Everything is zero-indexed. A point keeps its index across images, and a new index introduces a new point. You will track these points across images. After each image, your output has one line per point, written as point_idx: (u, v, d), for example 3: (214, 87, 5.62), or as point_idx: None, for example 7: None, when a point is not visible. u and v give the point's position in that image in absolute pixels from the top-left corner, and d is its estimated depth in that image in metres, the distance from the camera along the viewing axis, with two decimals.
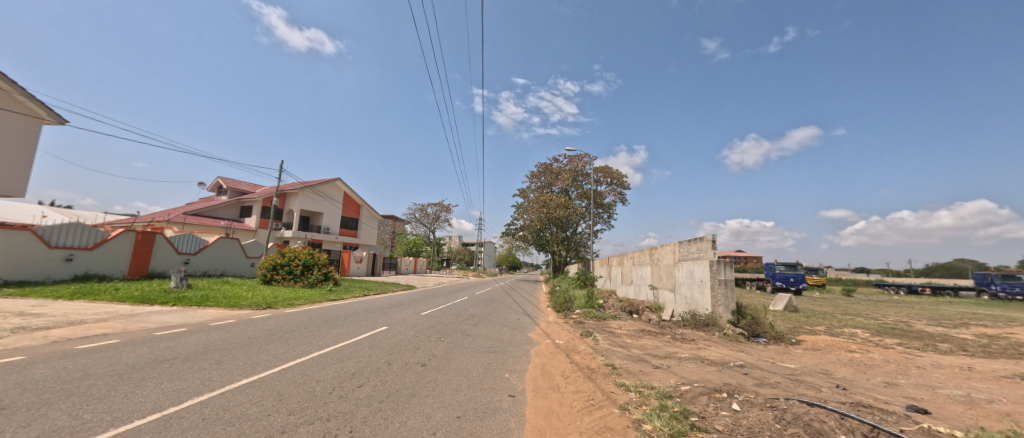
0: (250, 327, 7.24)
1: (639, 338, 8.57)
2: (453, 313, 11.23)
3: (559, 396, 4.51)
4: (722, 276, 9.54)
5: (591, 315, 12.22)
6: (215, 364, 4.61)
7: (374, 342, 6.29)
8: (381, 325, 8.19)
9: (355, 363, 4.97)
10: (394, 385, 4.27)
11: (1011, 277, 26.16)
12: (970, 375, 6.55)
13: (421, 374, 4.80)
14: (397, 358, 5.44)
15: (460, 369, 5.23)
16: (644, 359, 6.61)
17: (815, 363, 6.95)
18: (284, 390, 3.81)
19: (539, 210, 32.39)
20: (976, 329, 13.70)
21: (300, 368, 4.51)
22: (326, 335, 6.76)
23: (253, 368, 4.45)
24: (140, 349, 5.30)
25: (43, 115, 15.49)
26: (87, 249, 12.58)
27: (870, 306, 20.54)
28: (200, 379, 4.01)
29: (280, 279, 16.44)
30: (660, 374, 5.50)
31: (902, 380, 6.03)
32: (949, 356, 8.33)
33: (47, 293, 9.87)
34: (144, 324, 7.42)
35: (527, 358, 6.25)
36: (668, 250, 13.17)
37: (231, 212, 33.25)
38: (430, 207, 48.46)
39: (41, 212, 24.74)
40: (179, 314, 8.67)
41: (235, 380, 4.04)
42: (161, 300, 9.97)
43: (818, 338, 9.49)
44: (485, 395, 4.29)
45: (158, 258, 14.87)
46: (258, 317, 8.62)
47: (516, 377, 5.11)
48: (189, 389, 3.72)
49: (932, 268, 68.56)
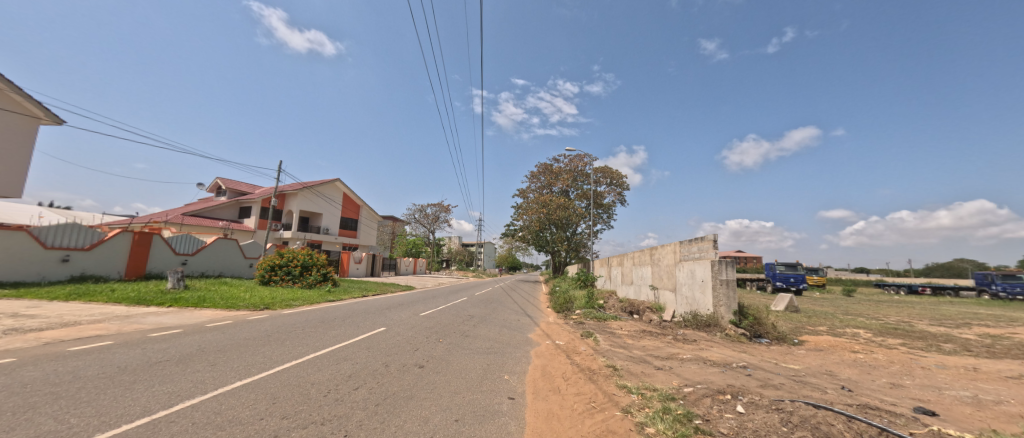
0: (246, 328, 7.14)
1: (640, 339, 8.49)
2: (452, 313, 11.15)
3: (560, 398, 4.42)
4: (723, 276, 9.47)
5: (591, 315, 12.15)
6: (209, 366, 4.52)
7: (372, 343, 6.20)
8: (379, 326, 8.08)
9: (351, 365, 4.89)
10: (391, 388, 4.18)
11: (1011, 276, 26.11)
12: (976, 376, 6.46)
13: (419, 376, 4.70)
14: (394, 360, 5.35)
15: (458, 371, 5.14)
16: (646, 360, 6.52)
17: (818, 364, 6.85)
18: (278, 393, 3.72)
19: (539, 211, 32.31)
20: (979, 329, 13.63)
21: (296, 370, 4.42)
22: (323, 336, 6.67)
23: (248, 370, 4.36)
24: (133, 351, 5.21)
25: (41, 115, 15.41)
26: (84, 250, 12.48)
27: (871, 306, 20.48)
28: (192, 382, 3.92)
29: (278, 280, 16.35)
30: (663, 376, 5.40)
31: (908, 381, 5.95)
32: (953, 356, 8.25)
33: (43, 294, 9.78)
34: (139, 325, 7.33)
35: (527, 360, 6.16)
36: (668, 250, 13.11)
37: (231, 213, 33.20)
38: (429, 207, 48.41)
39: (38, 213, 24.63)
40: (175, 315, 8.57)
41: (228, 382, 3.96)
42: (158, 301, 9.87)
43: (821, 339, 9.41)
44: (484, 398, 4.20)
45: (156, 258, 14.78)
46: (255, 318, 8.51)
47: (515, 379, 5.02)
48: (181, 392, 3.64)
49: (932, 268, 68.43)
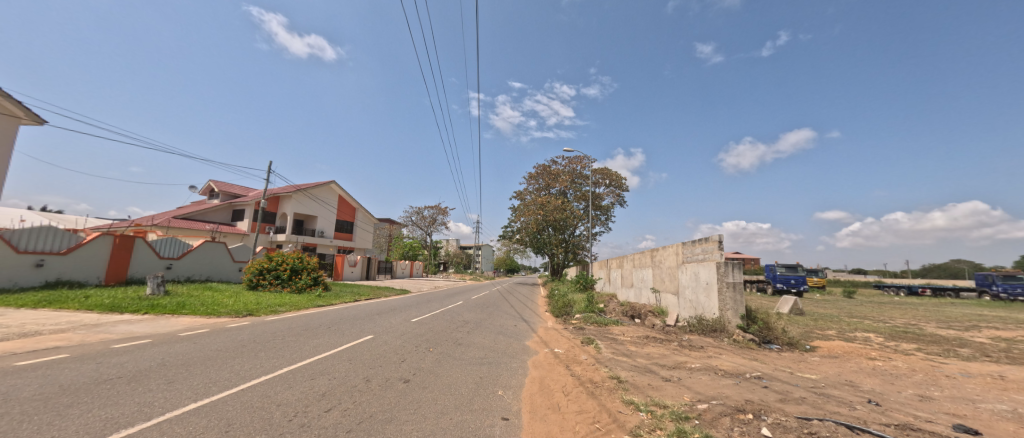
0: (221, 338, 6.63)
1: (644, 346, 7.98)
2: (446, 319, 10.65)
3: (560, 418, 3.94)
4: (730, 278, 9.01)
5: (592, 320, 11.60)
6: (165, 384, 4.02)
7: (355, 355, 5.70)
8: (366, 334, 7.57)
9: (327, 381, 4.37)
10: (369, 409, 3.67)
11: (1012, 277, 25.77)
12: (1007, 386, 5.98)
13: (402, 393, 4.20)
14: (377, 373, 4.86)
15: (447, 386, 4.64)
16: (651, 370, 6.02)
17: (836, 373, 6.38)
18: (235, 419, 3.22)
19: (536, 212, 31.95)
20: (989, 331, 13.22)
21: (263, 389, 3.92)
22: (303, 346, 6.18)
23: (207, 389, 3.86)
24: (85, 366, 4.69)
25: (21, 115, 14.87)
26: (59, 254, 11.92)
27: (876, 308, 19.99)
28: (138, 405, 3.42)
29: (267, 285, 15.77)
30: (671, 390, 4.92)
31: (937, 392, 5.47)
32: (974, 363, 7.78)
33: (9, 301, 9.16)
34: (105, 335, 6.75)
35: (524, 371, 5.68)
36: (670, 251, 12.65)
37: (222, 216, 32.52)
38: (426, 209, 47.76)
39: (19, 215, 23.83)
40: (149, 323, 8.01)
41: (180, 405, 3.45)
42: (133, 308, 9.30)
43: (834, 344, 8.92)
44: (474, 418, 3.72)
45: (137, 262, 14.20)
46: (234, 326, 7.96)
47: (511, 394, 4.54)
48: (120, 418, 3.14)
49: (929, 269, 67.92)
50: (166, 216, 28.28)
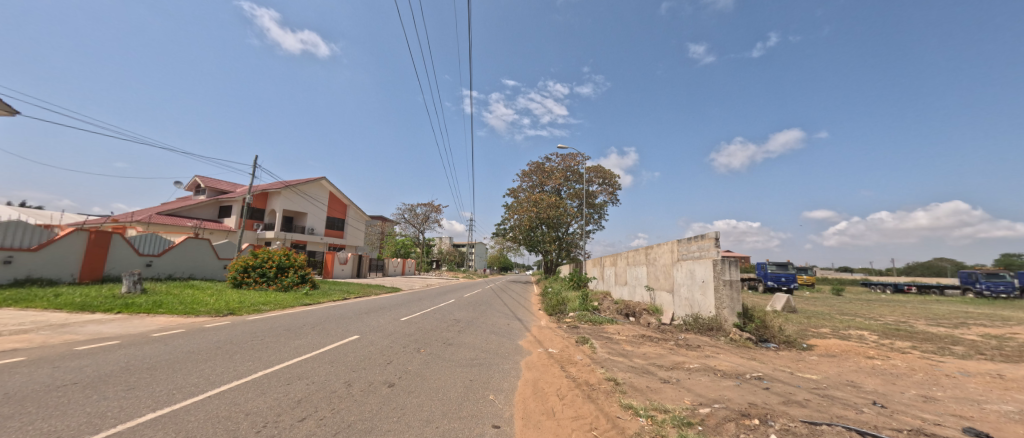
0: (196, 339, 6.24)
1: (640, 345, 7.78)
2: (437, 318, 10.39)
3: (555, 424, 3.68)
4: (727, 276, 8.84)
5: (586, 318, 11.40)
6: (124, 391, 3.68)
7: (337, 357, 5.37)
8: (352, 334, 7.25)
9: (304, 386, 4.07)
10: (347, 418, 3.38)
11: (995, 275, 26.18)
12: (1008, 385, 5.87)
13: (386, 399, 3.94)
14: (360, 377, 4.55)
15: (434, 390, 4.37)
16: (649, 371, 5.79)
17: (836, 373, 6.22)
18: (195, 430, 2.91)
19: (530, 210, 31.66)
20: (979, 329, 13.29)
21: (231, 396, 3.60)
22: (283, 347, 5.84)
23: (169, 397, 3.52)
24: (39, 371, 4.30)
25: None
26: (29, 250, 11.33)
27: (865, 306, 20.19)
28: (87, 416, 3.08)
29: (251, 283, 15.31)
30: (671, 392, 4.68)
31: (940, 393, 5.33)
32: (972, 361, 7.70)
33: None
34: (71, 336, 6.35)
35: (517, 373, 5.43)
36: (665, 249, 12.49)
37: (208, 212, 31.62)
38: (419, 207, 47.30)
39: None
40: (121, 323, 7.61)
41: (137, 415, 3.12)
42: (106, 307, 8.84)
43: (830, 343, 8.77)
44: (461, 427, 3.43)
45: (113, 259, 13.65)
46: (212, 326, 7.57)
47: (502, 399, 4.27)
48: (63, 432, 2.80)
49: (912, 268, 69.32)
50: (148, 213, 27.41)
